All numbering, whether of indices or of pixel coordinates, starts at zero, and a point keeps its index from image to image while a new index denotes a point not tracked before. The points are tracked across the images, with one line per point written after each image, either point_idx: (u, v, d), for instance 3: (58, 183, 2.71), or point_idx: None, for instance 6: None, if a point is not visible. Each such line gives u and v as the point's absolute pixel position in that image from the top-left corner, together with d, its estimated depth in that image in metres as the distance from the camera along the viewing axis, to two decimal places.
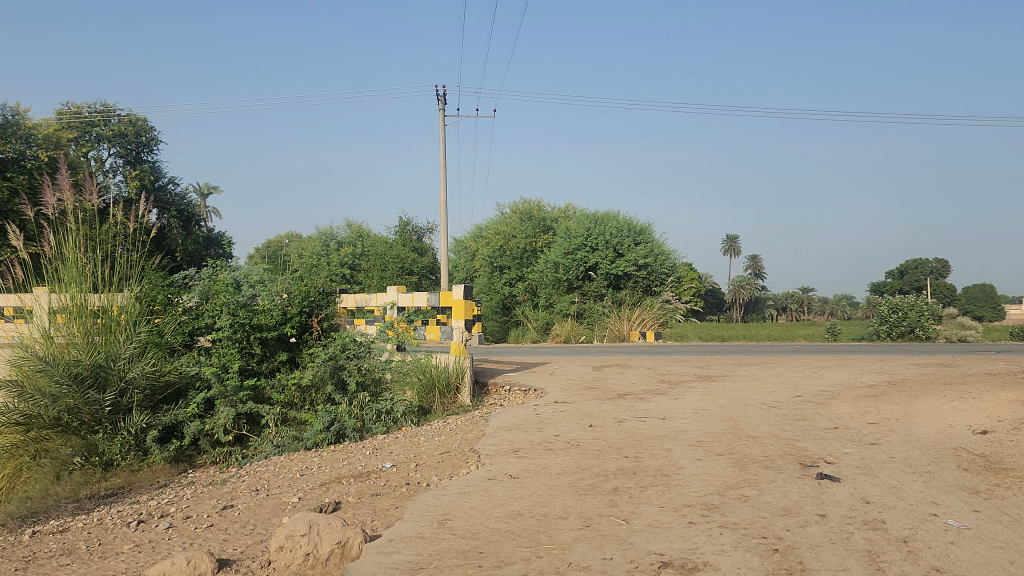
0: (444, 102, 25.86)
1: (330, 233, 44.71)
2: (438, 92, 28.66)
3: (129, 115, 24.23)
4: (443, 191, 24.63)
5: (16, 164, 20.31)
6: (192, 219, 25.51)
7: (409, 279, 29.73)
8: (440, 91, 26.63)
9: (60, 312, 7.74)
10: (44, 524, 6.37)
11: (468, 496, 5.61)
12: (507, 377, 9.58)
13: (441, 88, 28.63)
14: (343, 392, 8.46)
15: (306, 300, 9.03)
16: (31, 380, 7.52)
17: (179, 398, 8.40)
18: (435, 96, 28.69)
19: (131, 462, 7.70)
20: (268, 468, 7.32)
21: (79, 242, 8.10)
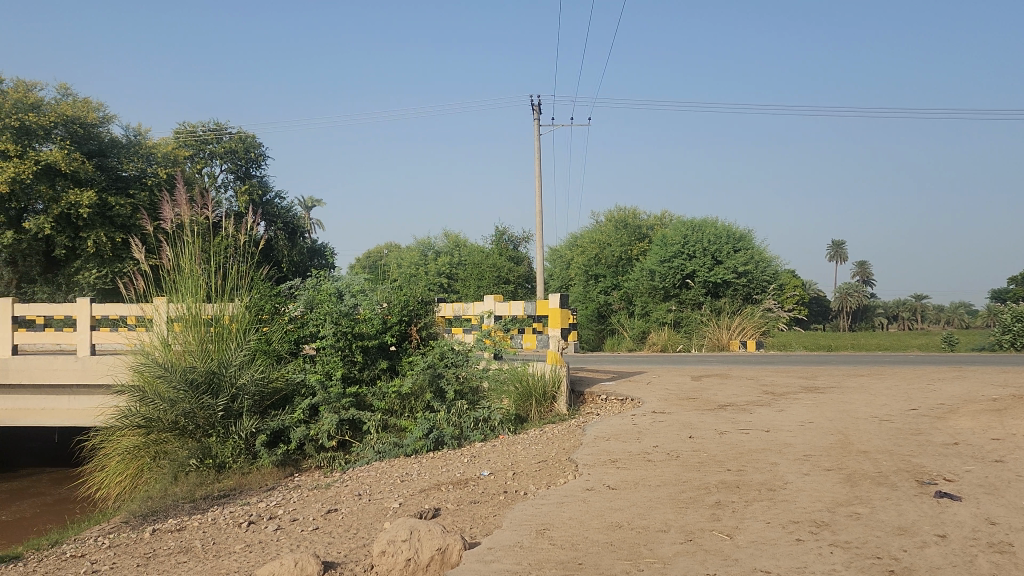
0: (538, 111, 25.97)
1: (428, 243, 45.55)
2: (533, 103, 28.74)
3: (239, 133, 25.32)
4: (537, 200, 24.70)
5: (139, 182, 21.90)
6: (298, 231, 26.53)
7: (505, 288, 29.94)
8: (534, 99, 26.75)
9: (177, 321, 8.17)
10: (164, 522, 6.75)
11: (566, 506, 5.58)
12: (604, 386, 9.49)
13: (537, 99, 28.73)
14: (442, 400, 8.56)
15: (405, 309, 9.17)
16: (152, 386, 7.98)
17: (286, 403, 8.69)
18: (531, 106, 28.78)
19: (242, 465, 8.04)
20: (370, 473, 7.50)
21: (195, 254, 8.50)
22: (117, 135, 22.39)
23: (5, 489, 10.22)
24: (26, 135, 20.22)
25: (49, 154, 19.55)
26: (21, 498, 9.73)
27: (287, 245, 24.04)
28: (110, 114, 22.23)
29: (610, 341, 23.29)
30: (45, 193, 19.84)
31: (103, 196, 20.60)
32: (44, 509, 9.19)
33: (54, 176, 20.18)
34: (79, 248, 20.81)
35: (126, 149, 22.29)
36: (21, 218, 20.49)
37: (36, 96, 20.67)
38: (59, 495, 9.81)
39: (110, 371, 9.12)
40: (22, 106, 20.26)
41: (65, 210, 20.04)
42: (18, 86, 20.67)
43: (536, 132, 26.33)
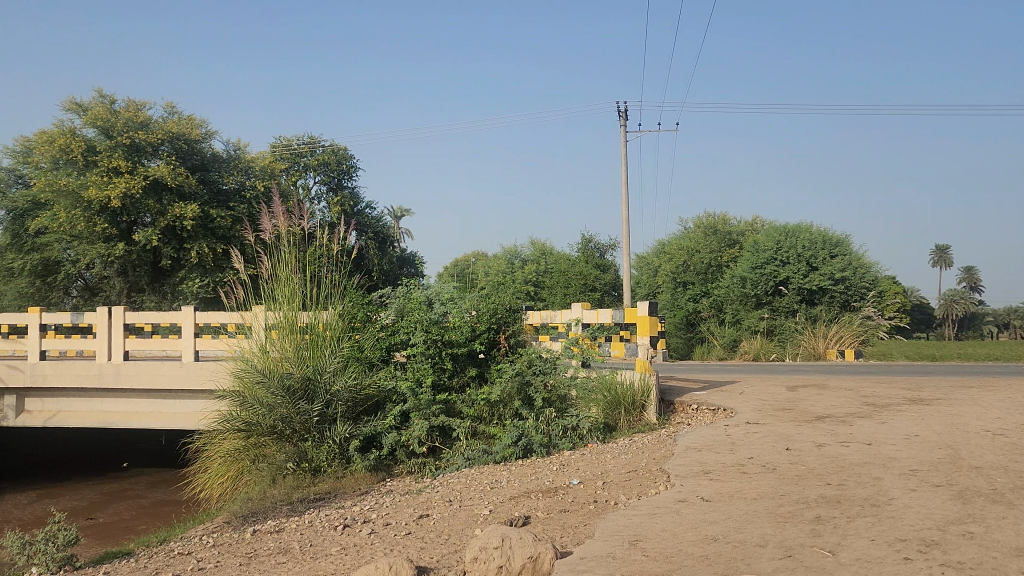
0: (625, 117, 25.82)
1: (516, 251, 45.74)
2: (620, 110, 28.54)
3: (332, 146, 26.05)
4: (624, 208, 24.47)
5: (239, 195, 22.94)
6: (387, 241, 27.12)
7: (592, 296, 29.81)
8: (620, 107, 26.59)
9: (274, 328, 8.46)
10: (263, 523, 6.99)
11: (659, 518, 5.49)
12: (695, 395, 9.30)
13: (623, 107, 28.51)
14: (530, 407, 8.58)
15: (494, 317, 9.21)
16: (251, 390, 8.30)
17: (378, 410, 8.86)
18: (617, 113, 28.58)
19: (336, 469, 8.25)
20: (460, 479, 7.56)
21: (291, 264, 8.81)
22: (218, 150, 23.38)
23: (112, 490, 10.74)
24: (136, 152, 21.36)
25: (157, 169, 20.58)
26: (120, 500, 10.18)
27: (377, 254, 24.58)
28: (212, 130, 23.19)
29: (699, 349, 22.97)
30: (153, 207, 20.86)
31: (206, 209, 21.67)
32: (144, 511, 9.60)
33: (161, 191, 21.22)
34: (183, 259, 21.78)
35: (227, 163, 23.30)
36: (131, 230, 21.61)
37: (145, 114, 21.77)
38: (161, 497, 10.27)
39: (212, 377, 9.49)
40: (132, 124, 21.37)
41: (171, 223, 21.04)
42: (129, 105, 21.82)
43: (623, 139, 26.08)
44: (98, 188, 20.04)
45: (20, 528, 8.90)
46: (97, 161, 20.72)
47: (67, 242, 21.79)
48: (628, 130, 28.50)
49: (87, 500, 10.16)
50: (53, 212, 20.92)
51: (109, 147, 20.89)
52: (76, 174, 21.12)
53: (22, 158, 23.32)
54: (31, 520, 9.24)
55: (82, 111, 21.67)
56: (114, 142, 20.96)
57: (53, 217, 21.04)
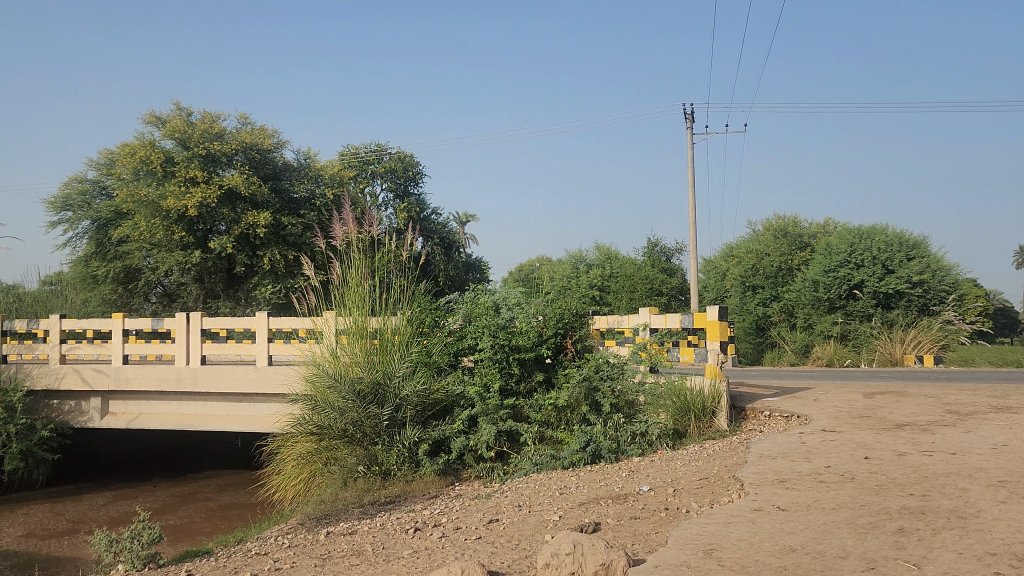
0: (690, 120, 25.52)
1: (581, 256, 45.54)
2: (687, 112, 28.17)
3: (398, 153, 26.42)
4: (691, 212, 24.18)
5: (309, 203, 23.42)
6: (453, 246, 27.34)
7: (658, 300, 29.53)
8: (687, 109, 26.26)
9: (344, 333, 8.63)
10: (336, 525, 7.11)
11: (734, 526, 5.39)
12: (767, 402, 9.12)
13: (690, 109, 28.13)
14: (598, 413, 8.51)
15: (561, 322, 9.17)
16: (323, 395, 8.46)
17: (446, 414, 8.93)
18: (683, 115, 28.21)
19: (406, 472, 8.34)
20: (529, 485, 7.56)
21: (361, 271, 8.98)
22: (289, 159, 23.95)
23: (183, 492, 11.04)
24: (211, 162, 22.07)
25: (231, 179, 21.21)
26: (189, 503, 10.44)
27: (444, 259, 24.78)
28: (283, 140, 23.77)
29: (770, 354, 22.62)
30: (227, 215, 21.53)
31: (277, 216, 22.17)
32: (212, 514, 9.86)
33: (235, 200, 21.87)
34: (256, 266, 22.37)
35: (298, 172, 23.84)
36: (207, 238, 22.31)
37: (220, 126, 22.44)
38: (229, 500, 10.49)
39: (285, 381, 9.72)
40: (208, 136, 22.07)
41: (245, 231, 21.63)
42: (205, 117, 22.53)
43: (689, 142, 25.79)
44: (176, 198, 20.76)
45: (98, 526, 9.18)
46: (175, 172, 21.48)
47: (147, 250, 22.61)
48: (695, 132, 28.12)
49: (160, 502, 10.46)
50: (135, 221, 21.71)
51: (186, 158, 21.64)
52: (155, 184, 21.92)
53: (106, 170, 24.32)
54: (107, 519, 9.53)
55: (162, 123, 22.49)
56: (191, 153, 21.71)
57: (134, 226, 21.89)
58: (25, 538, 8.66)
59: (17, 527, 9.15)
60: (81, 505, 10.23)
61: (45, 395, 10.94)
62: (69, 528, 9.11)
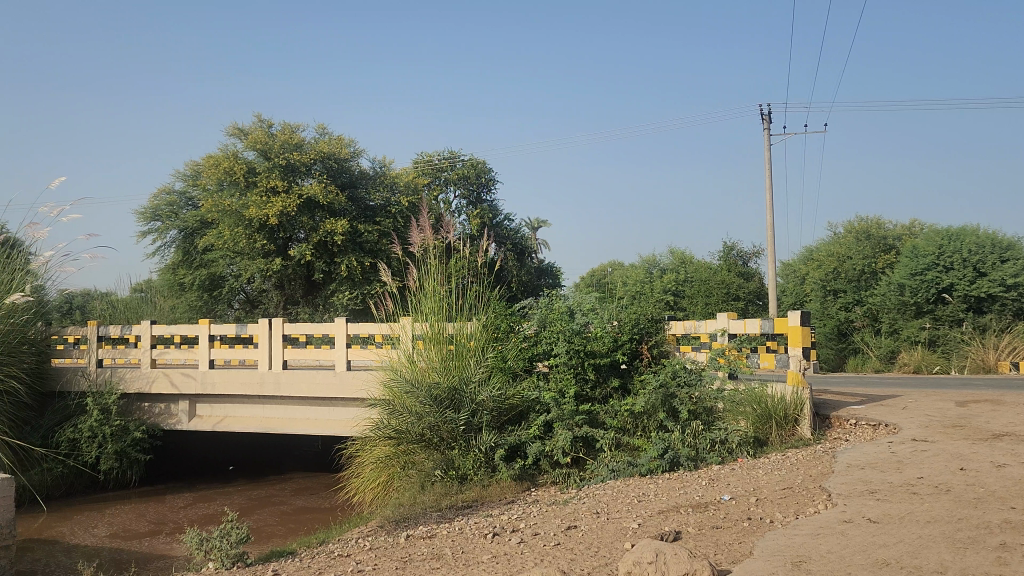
0: (767, 120, 25.01)
1: (656, 261, 45.02)
2: (763, 113, 27.55)
3: (471, 160, 26.66)
4: (767, 214, 23.67)
5: (384, 211, 23.81)
6: (526, 252, 27.42)
7: (735, 305, 29.01)
8: (764, 110, 25.73)
9: (421, 339, 8.76)
10: (415, 528, 7.19)
11: (823, 539, 5.24)
12: (853, 410, 8.83)
13: (766, 110, 27.50)
14: (675, 419, 8.38)
15: (636, 328, 9.08)
16: (401, 399, 8.59)
17: (522, 419, 8.94)
18: (760, 115, 27.62)
19: (482, 477, 8.39)
20: (606, 491, 7.51)
21: (437, 277, 9.12)
22: (365, 168, 24.41)
23: (261, 495, 11.31)
24: (291, 172, 22.67)
25: (310, 188, 21.75)
26: (264, 506, 10.69)
27: (515, 264, 24.81)
28: (359, 149, 24.25)
29: (855, 361, 22.10)
30: (306, 223, 22.12)
31: (354, 224, 22.64)
32: (286, 517, 10.05)
33: (314, 208, 22.42)
34: (333, 273, 22.84)
35: (374, 180, 24.27)
36: (287, 246, 22.91)
37: (299, 136, 23.03)
38: (302, 504, 10.68)
39: (363, 386, 9.89)
40: (287, 146, 22.68)
41: (323, 238, 22.13)
42: (285, 129, 23.18)
43: (766, 143, 25.28)
44: (257, 207, 21.42)
45: (179, 527, 9.47)
46: (256, 182, 22.15)
47: (230, 258, 23.37)
48: (773, 133, 27.48)
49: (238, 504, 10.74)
50: (219, 230, 22.62)
51: (267, 168, 22.29)
52: (238, 195, 22.70)
53: (192, 181, 25.27)
54: (187, 520, 9.82)
55: (244, 135, 23.24)
56: (272, 163, 22.34)
57: (218, 235, 22.67)
58: (110, 538, 9.00)
59: (103, 527, 9.53)
60: (167, 505, 10.59)
61: (137, 397, 11.45)
62: (153, 528, 9.41)
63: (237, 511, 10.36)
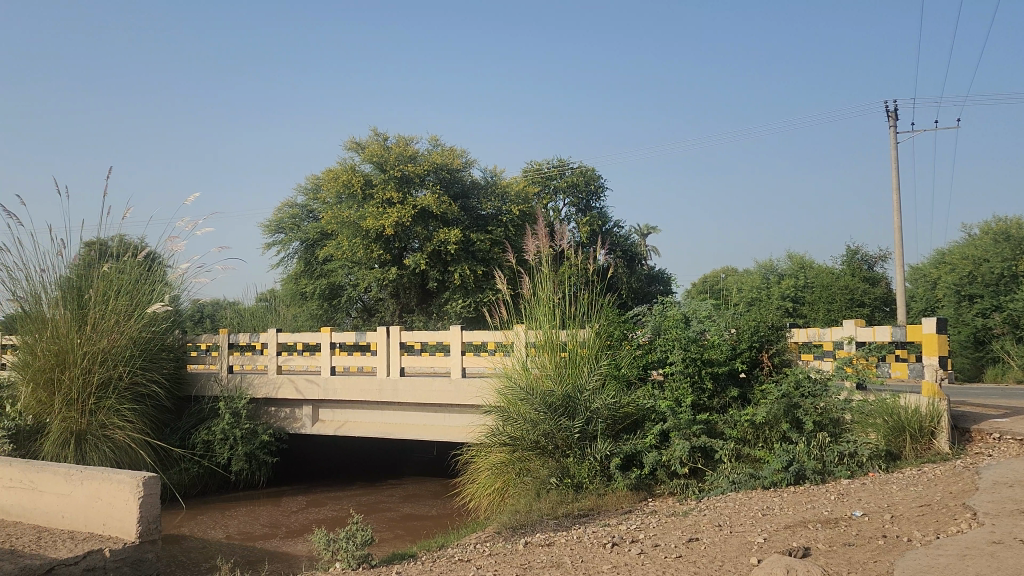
0: (892, 117, 23.87)
1: (773, 265, 43.65)
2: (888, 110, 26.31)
3: (580, 167, 26.65)
4: (895, 216, 22.59)
5: (496, 220, 24.12)
6: (637, 259, 27.16)
7: (859, 312, 27.79)
8: (890, 107, 24.56)
9: (534, 346, 8.82)
10: (533, 535, 7.20)
11: (971, 560, 4.91)
12: (996, 423, 8.28)
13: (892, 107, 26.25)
14: (799, 431, 8.08)
15: (755, 335, 8.78)
16: (515, 406, 8.57)
17: (637, 428, 8.80)
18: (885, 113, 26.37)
19: (598, 486, 8.33)
20: (729, 504, 7.31)
21: (550, 285, 9.17)
22: (477, 178, 24.79)
23: (377, 499, 11.61)
24: (406, 183, 23.27)
25: (424, 199, 22.24)
26: (378, 510, 10.94)
27: (627, 271, 24.63)
28: (471, 160, 24.65)
29: (995, 371, 20.85)
30: (421, 233, 22.67)
31: (466, 233, 23.03)
32: (394, 523, 10.19)
33: (428, 218, 22.94)
34: (447, 281, 23.30)
35: (485, 189, 24.61)
36: (402, 256, 23.51)
37: (413, 148, 23.64)
38: (417, 509, 10.89)
39: (477, 393, 9.97)
40: (402, 158, 23.32)
41: (437, 248, 22.63)
42: (399, 141, 23.81)
43: (892, 141, 24.14)
44: (374, 218, 22.09)
45: (294, 531, 9.76)
46: (373, 194, 22.89)
47: (349, 268, 24.22)
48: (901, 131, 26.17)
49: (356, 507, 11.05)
50: (338, 241, 23.52)
51: (383, 180, 23.00)
52: (356, 206, 23.52)
53: (313, 195, 26.36)
54: (300, 524, 10.10)
55: (361, 149, 24.03)
56: (387, 175, 23.00)
57: (337, 246, 23.54)
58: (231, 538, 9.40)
59: (226, 527, 9.97)
60: (282, 510, 10.92)
61: (264, 402, 12.10)
62: (271, 530, 9.77)
63: (345, 515, 10.59)
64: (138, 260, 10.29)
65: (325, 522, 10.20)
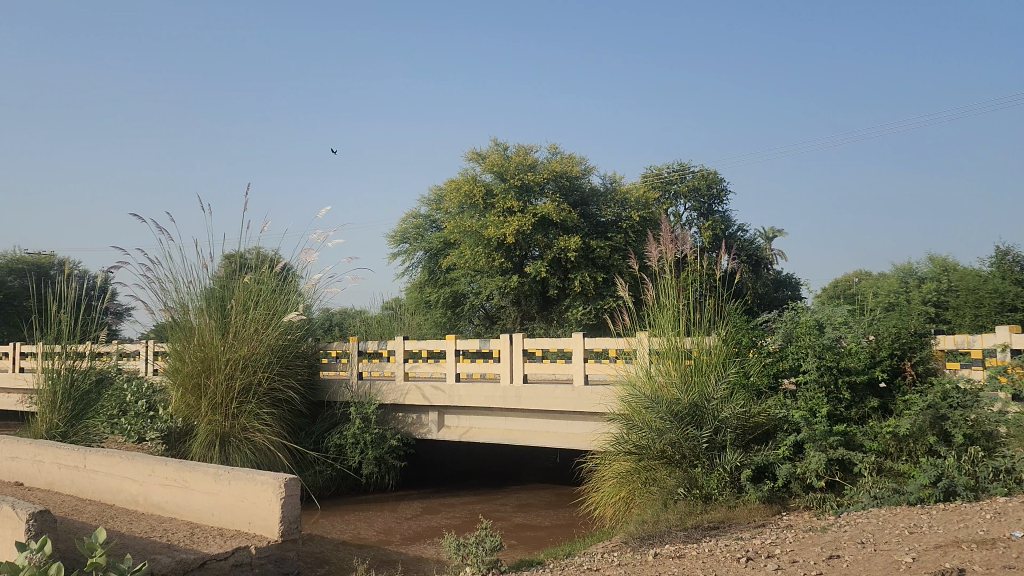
0: None
1: (911, 269, 41.26)
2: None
3: (702, 170, 26.12)
4: None
5: (616, 225, 23.84)
6: (763, 263, 26.33)
7: (1011, 317, 25.86)
8: None
9: (659, 354, 8.69)
10: (662, 546, 7.07)
11: None
12: None
13: None
14: (947, 444, 7.62)
15: (896, 342, 8.32)
16: (641, 414, 8.44)
17: (768, 439, 8.50)
18: None
19: (728, 497, 8.12)
20: (872, 520, 6.94)
21: (675, 291, 8.96)
22: (596, 185, 24.65)
23: (501, 506, 11.74)
24: (526, 192, 23.55)
25: (544, 207, 22.38)
26: (502, 517, 11.04)
27: (753, 277, 23.90)
28: (590, 167, 24.62)
29: None
30: (541, 241, 22.78)
31: (586, 241, 22.94)
32: (514, 531, 10.22)
33: (548, 226, 22.97)
34: (567, 289, 23.37)
35: (605, 196, 24.35)
36: (523, 264, 23.74)
37: (533, 157, 23.87)
38: (540, 518, 10.92)
39: (601, 400, 9.91)
40: (522, 167, 23.59)
41: (557, 255, 22.72)
42: (519, 151, 24.10)
43: None
44: (496, 227, 22.44)
45: (410, 538, 9.88)
46: (494, 203, 23.28)
47: (471, 277, 24.70)
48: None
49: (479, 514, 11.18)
50: (460, 250, 24.00)
51: (504, 190, 23.37)
52: (478, 216, 23.98)
53: (436, 206, 27.01)
54: (413, 531, 10.20)
55: (482, 159, 24.48)
56: (508, 184, 23.36)
57: (460, 255, 24.05)
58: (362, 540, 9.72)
59: (358, 529, 10.30)
60: (395, 516, 11.09)
61: (392, 408, 12.52)
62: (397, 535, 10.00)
63: (469, 522, 10.71)
64: (274, 271, 10.79)
65: (448, 528, 10.36)
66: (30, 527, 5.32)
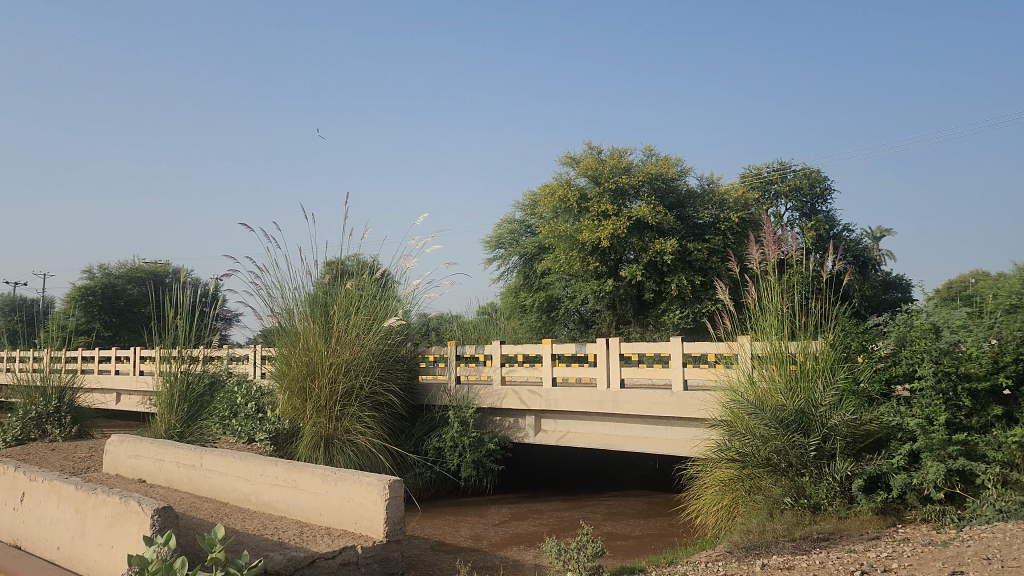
0: None
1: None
2: None
3: (803, 169, 25.31)
4: None
5: (714, 228, 23.35)
6: (869, 264, 25.29)
7: None
8: None
9: (762, 358, 8.40)
10: (770, 557, 6.86)
11: None
12: None
13: None
14: None
15: (1021, 346, 8.00)
16: (743, 421, 8.16)
17: (880, 448, 8.15)
18: None
19: (838, 508, 7.82)
20: (998, 535, 6.54)
21: (779, 293, 8.66)
22: (692, 186, 24.21)
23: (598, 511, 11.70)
24: (620, 195, 23.37)
25: (638, 210, 22.14)
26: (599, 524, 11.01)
27: (859, 279, 22.98)
28: (686, 168, 24.22)
29: None
30: (636, 244, 22.58)
31: (683, 243, 22.58)
32: (612, 539, 10.14)
33: (644, 229, 22.71)
34: (663, 292, 23.11)
35: (702, 198, 23.92)
36: (618, 267, 23.58)
37: (627, 160, 23.66)
38: (638, 525, 10.82)
39: (702, 406, 9.72)
40: (616, 170, 23.42)
41: (653, 258, 22.46)
42: (613, 154, 23.93)
43: None
44: (590, 231, 22.38)
45: (500, 544, 9.86)
46: (589, 207, 23.18)
47: (565, 281, 24.70)
48: None
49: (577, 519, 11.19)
50: (555, 254, 24.06)
51: (599, 194, 23.26)
52: (572, 220, 23.96)
53: (530, 210, 27.11)
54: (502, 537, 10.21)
55: (575, 163, 24.44)
56: (602, 188, 23.24)
57: (555, 259, 24.10)
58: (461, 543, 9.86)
59: (456, 533, 10.44)
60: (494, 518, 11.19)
61: (490, 411, 12.63)
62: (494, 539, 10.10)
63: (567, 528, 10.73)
64: (374, 277, 11.05)
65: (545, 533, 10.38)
66: (155, 521, 5.60)
